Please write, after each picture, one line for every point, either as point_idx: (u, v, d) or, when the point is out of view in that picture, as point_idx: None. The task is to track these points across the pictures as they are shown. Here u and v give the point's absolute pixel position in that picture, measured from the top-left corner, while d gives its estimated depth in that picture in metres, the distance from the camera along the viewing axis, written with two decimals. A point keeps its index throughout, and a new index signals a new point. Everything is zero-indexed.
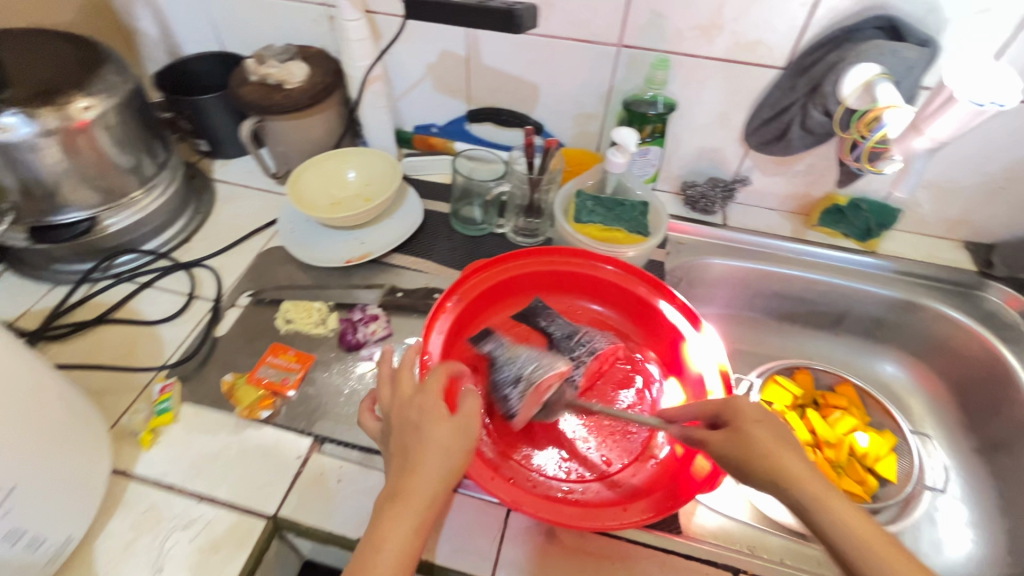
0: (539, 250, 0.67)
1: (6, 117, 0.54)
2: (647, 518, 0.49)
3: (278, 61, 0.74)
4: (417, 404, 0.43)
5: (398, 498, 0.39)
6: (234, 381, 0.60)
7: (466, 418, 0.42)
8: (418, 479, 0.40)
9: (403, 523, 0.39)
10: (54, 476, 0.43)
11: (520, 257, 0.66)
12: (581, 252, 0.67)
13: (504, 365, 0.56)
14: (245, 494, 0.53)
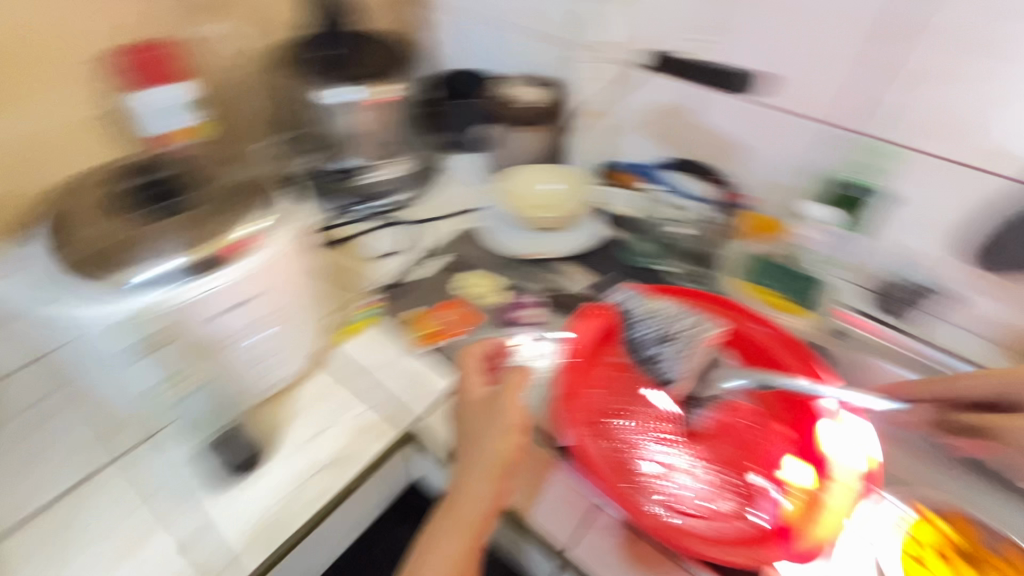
0: (697, 292, 0.72)
1: (343, 88, 0.77)
2: (724, 554, 0.51)
3: (520, 83, 0.90)
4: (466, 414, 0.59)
5: (451, 504, 0.53)
6: (413, 315, 0.74)
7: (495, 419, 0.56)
8: (465, 473, 0.54)
9: (458, 508, 0.52)
10: (292, 328, 0.60)
11: (678, 294, 0.72)
12: (737, 306, 0.70)
13: (646, 324, 0.68)
14: (395, 401, 0.65)
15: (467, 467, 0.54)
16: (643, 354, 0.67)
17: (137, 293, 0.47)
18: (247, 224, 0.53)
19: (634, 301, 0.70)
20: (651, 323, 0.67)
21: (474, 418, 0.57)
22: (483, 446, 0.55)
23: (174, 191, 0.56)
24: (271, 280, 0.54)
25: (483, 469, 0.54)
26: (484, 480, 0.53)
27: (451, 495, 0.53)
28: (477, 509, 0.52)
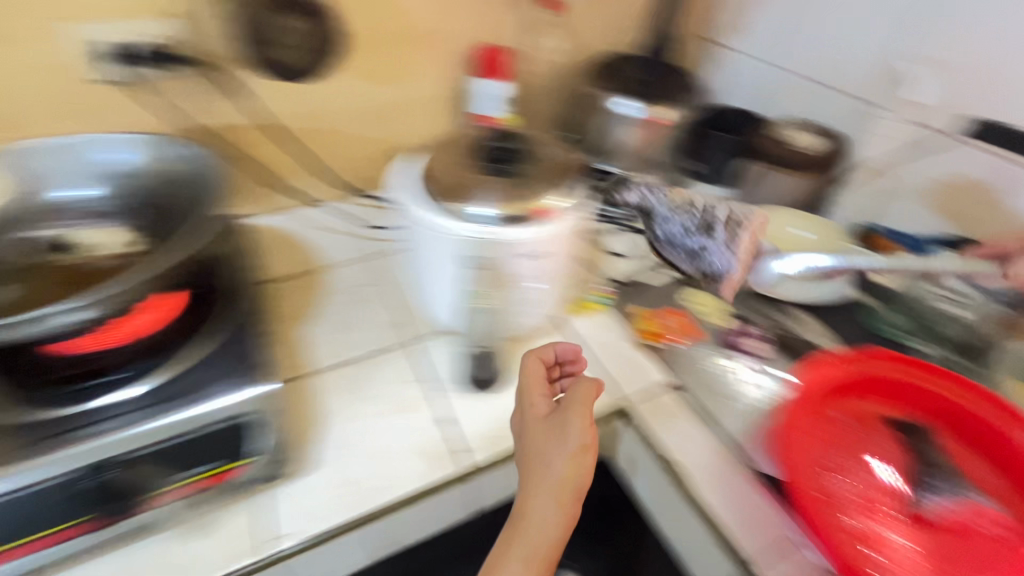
0: (956, 377, 0.66)
1: (632, 105, 0.89)
2: None
3: (798, 129, 0.91)
4: (529, 431, 0.60)
5: (518, 524, 0.55)
6: (640, 313, 0.80)
7: (573, 448, 0.57)
8: (539, 493, 0.55)
9: (530, 529, 0.54)
10: (554, 288, 0.71)
11: (930, 372, 0.67)
12: (1008, 408, 0.63)
13: (664, 207, 0.86)
14: (613, 378, 0.72)
15: (534, 486, 0.56)
16: (686, 243, 0.84)
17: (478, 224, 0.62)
18: (558, 197, 0.64)
19: (652, 193, 0.88)
20: (707, 232, 0.83)
21: (540, 435, 0.59)
22: (558, 470, 0.56)
23: (519, 160, 0.70)
24: (556, 245, 0.65)
25: (557, 493, 0.55)
26: (554, 504, 0.55)
27: (520, 513, 0.55)
28: (549, 535, 0.54)
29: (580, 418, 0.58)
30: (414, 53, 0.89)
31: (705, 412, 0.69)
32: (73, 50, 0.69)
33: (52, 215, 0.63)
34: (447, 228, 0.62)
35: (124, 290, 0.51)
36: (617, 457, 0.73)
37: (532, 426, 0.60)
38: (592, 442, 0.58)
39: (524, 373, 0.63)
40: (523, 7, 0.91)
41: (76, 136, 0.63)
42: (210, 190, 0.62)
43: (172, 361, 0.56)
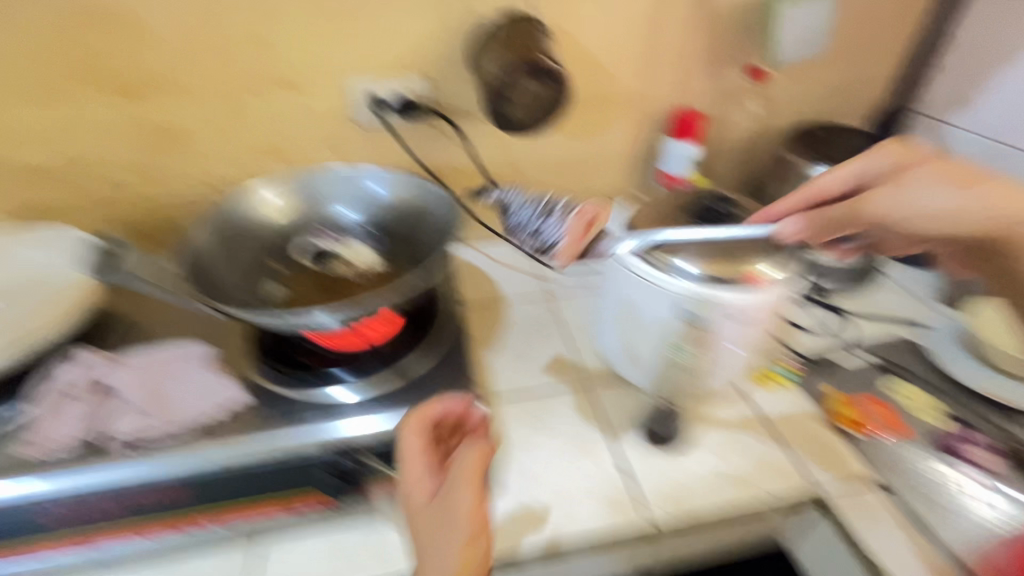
0: None
1: (833, 171, 0.84)
2: None
3: None
4: (413, 515, 0.47)
5: None
6: (838, 397, 0.73)
7: (457, 527, 0.44)
8: None
9: None
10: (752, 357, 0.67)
11: None
12: None
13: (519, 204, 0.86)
14: (808, 463, 0.67)
15: None
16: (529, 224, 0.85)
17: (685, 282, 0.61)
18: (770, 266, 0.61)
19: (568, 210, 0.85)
20: (537, 211, 0.83)
21: (422, 519, 0.46)
22: (444, 559, 0.42)
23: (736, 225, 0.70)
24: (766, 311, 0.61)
25: None
26: None
27: None
28: None
29: (466, 484, 0.46)
30: (613, 110, 0.94)
31: (923, 523, 0.61)
32: (344, 98, 0.84)
33: (319, 231, 0.73)
34: (654, 281, 0.62)
35: (395, 296, 0.60)
36: (802, 550, 0.69)
37: (411, 497, 0.47)
38: (486, 523, 0.45)
39: (404, 449, 0.49)
40: (726, 73, 0.93)
41: (348, 167, 0.75)
42: (447, 218, 0.70)
43: (403, 371, 0.64)
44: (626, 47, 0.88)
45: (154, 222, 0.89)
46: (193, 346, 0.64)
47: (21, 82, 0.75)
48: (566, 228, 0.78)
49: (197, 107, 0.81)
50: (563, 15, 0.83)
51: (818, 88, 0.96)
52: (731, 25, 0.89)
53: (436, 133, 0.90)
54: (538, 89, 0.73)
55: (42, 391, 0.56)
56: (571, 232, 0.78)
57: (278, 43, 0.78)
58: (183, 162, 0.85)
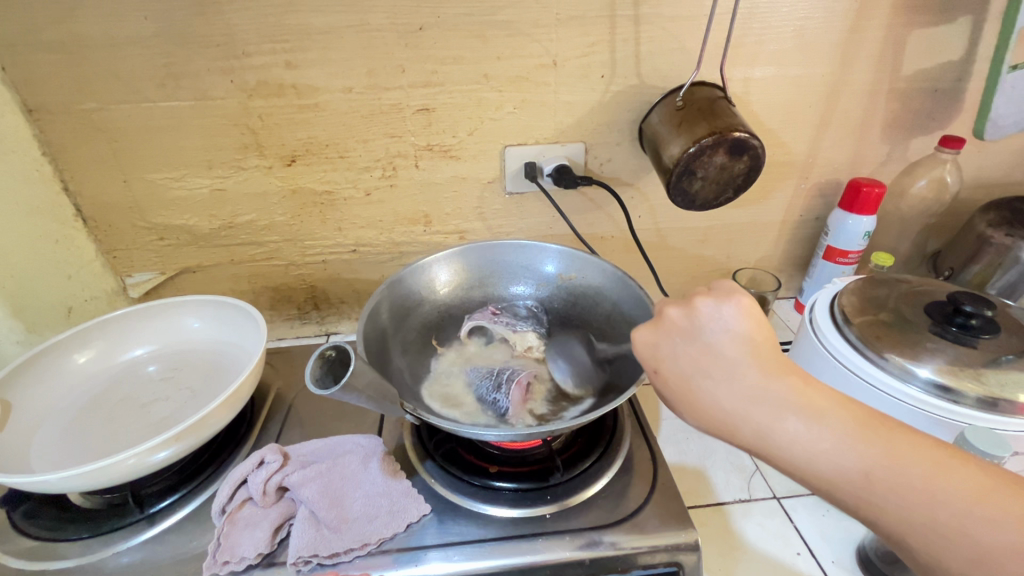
0: None
1: None
2: None
3: None
4: None
5: None
6: None
7: None
8: None
9: None
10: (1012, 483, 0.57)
11: None
12: None
13: (480, 379, 0.61)
14: None
15: None
16: (483, 399, 0.59)
17: (941, 397, 0.53)
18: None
19: (469, 371, 0.64)
20: (478, 369, 0.63)
21: None
22: None
23: (981, 330, 0.56)
24: None
25: None
26: None
27: None
28: None
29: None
30: (779, 178, 0.86)
31: None
32: (500, 165, 0.80)
33: (486, 308, 0.71)
34: (899, 394, 0.55)
35: (613, 407, 0.51)
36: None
37: None
38: None
39: None
40: (910, 139, 0.83)
41: (524, 242, 0.72)
42: (635, 312, 0.64)
43: (586, 484, 0.57)
44: (805, 112, 0.80)
45: (290, 283, 0.88)
46: (366, 439, 0.59)
47: (191, 152, 0.74)
48: (511, 400, 0.58)
49: (355, 175, 0.79)
50: (741, 80, 0.76)
51: (1016, 155, 0.85)
52: (924, 86, 0.79)
53: (588, 201, 0.85)
54: (725, 162, 0.67)
55: (223, 491, 0.52)
56: (519, 406, 0.58)
57: (443, 113, 0.75)
58: (332, 227, 0.83)
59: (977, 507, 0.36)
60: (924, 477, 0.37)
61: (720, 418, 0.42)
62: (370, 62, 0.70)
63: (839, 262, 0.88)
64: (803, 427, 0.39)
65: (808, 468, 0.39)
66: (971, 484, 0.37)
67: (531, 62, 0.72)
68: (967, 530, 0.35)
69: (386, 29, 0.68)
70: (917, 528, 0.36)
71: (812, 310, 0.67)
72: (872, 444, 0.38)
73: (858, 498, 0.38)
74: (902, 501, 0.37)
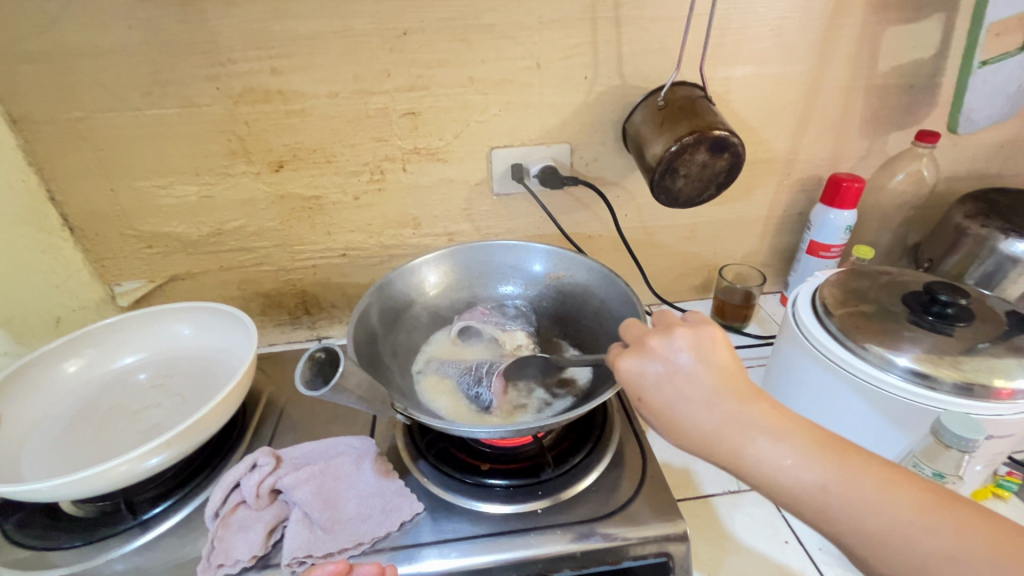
0: None
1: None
2: None
3: None
4: None
5: None
6: None
7: None
8: None
9: None
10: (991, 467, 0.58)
11: None
12: None
13: (460, 373, 0.62)
14: None
15: None
16: (469, 393, 0.60)
17: (924, 386, 0.54)
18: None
19: (447, 366, 0.64)
20: (457, 364, 0.64)
21: None
22: None
23: (958, 318, 0.58)
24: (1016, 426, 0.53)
25: None
26: None
27: None
28: None
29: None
30: (761, 175, 0.88)
31: None
32: (487, 167, 0.81)
33: (475, 308, 0.71)
34: (883, 383, 0.56)
35: (602, 401, 0.53)
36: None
37: None
38: None
39: None
40: (887, 134, 0.85)
41: (511, 243, 0.73)
42: (622, 308, 0.66)
43: (578, 478, 0.58)
44: (785, 109, 0.82)
45: (282, 288, 0.88)
46: (357, 441, 0.60)
47: (178, 159, 0.75)
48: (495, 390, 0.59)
49: (343, 180, 0.79)
50: (721, 79, 0.78)
51: (991, 148, 0.88)
52: (899, 83, 0.81)
53: (575, 201, 0.86)
54: (707, 160, 0.68)
55: (215, 495, 0.53)
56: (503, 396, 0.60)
57: (430, 116, 0.76)
58: (322, 231, 0.84)
59: (924, 519, 0.37)
60: (876, 492, 0.39)
61: (693, 438, 0.44)
62: (356, 67, 0.71)
63: (822, 255, 0.89)
64: (762, 444, 0.41)
65: (773, 485, 0.41)
66: (920, 500, 0.38)
67: (515, 64, 0.73)
68: (915, 543, 0.37)
69: (371, 34, 0.69)
70: (878, 539, 0.38)
71: (794, 303, 0.68)
72: (828, 461, 0.40)
73: (815, 512, 0.40)
74: (853, 516, 0.38)
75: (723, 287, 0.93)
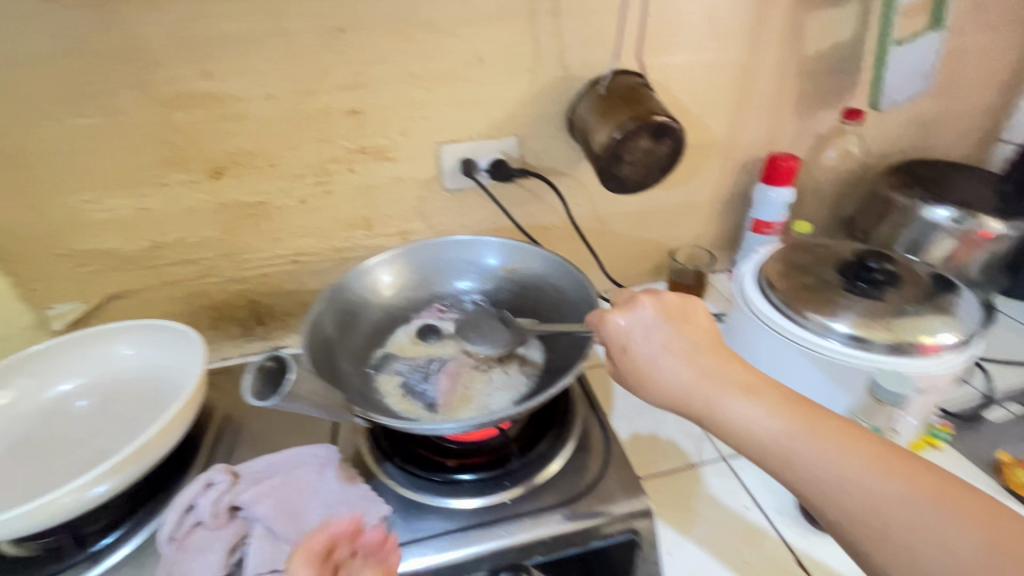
0: None
1: (945, 209, 0.83)
2: None
3: None
4: None
5: None
6: (1006, 458, 0.67)
7: None
8: None
9: None
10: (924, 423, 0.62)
11: None
12: None
13: (415, 373, 0.63)
14: None
15: None
16: (420, 393, 0.61)
17: (865, 349, 0.58)
18: (949, 329, 0.58)
19: (403, 366, 0.65)
20: (411, 364, 0.65)
21: None
22: None
23: (886, 284, 0.62)
24: (943, 380, 0.57)
25: None
26: None
27: None
28: None
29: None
30: (705, 158, 0.91)
31: None
32: (435, 163, 0.81)
33: (433, 307, 0.71)
34: (827, 351, 0.59)
35: (560, 389, 0.53)
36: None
37: None
38: None
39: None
40: (818, 115, 0.90)
41: (462, 238, 0.73)
42: (579, 297, 0.67)
43: (543, 466, 0.58)
44: (722, 94, 0.84)
45: (231, 300, 0.85)
46: (318, 449, 0.59)
47: (108, 171, 0.70)
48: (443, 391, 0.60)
49: (287, 184, 0.77)
50: (661, 67, 0.80)
51: (910, 124, 0.94)
52: (826, 65, 0.85)
53: (527, 193, 0.86)
54: (650, 146, 0.70)
55: (169, 519, 0.51)
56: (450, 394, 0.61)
57: (373, 114, 0.74)
58: (270, 238, 0.81)
59: (877, 464, 0.40)
60: (838, 445, 0.41)
61: (670, 391, 0.48)
62: (293, 67, 0.69)
63: (765, 233, 0.93)
64: (732, 396, 0.45)
65: (743, 434, 0.44)
66: (874, 447, 0.41)
67: (456, 59, 0.73)
68: (869, 486, 0.39)
69: (306, 33, 0.67)
70: (834, 488, 0.40)
71: (740, 279, 0.71)
72: (794, 415, 0.43)
73: (778, 462, 0.43)
74: (812, 463, 0.41)
75: (676, 268, 0.96)
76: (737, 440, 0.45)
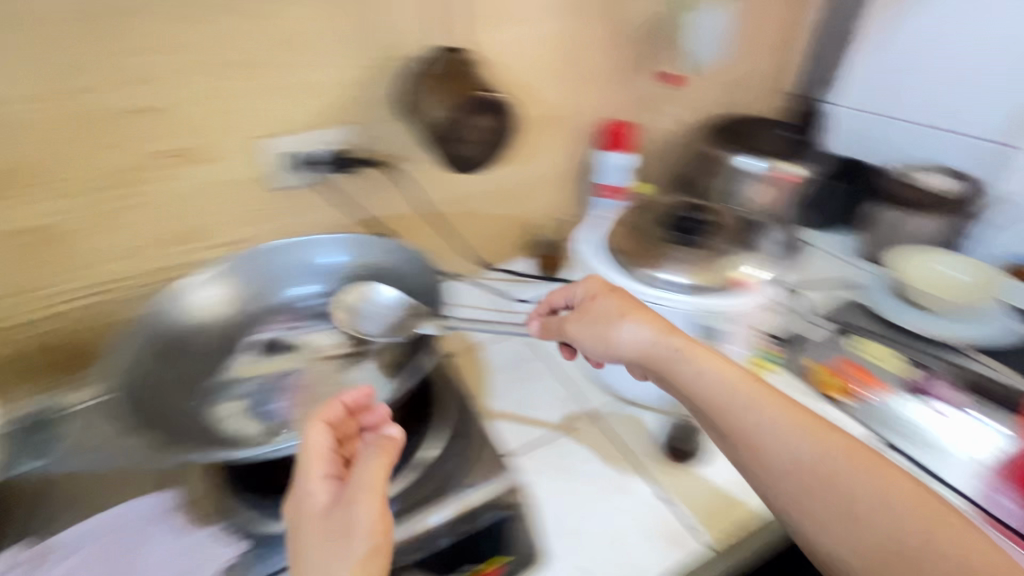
0: None
1: (753, 160, 0.94)
2: None
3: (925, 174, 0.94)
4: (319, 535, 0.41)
5: None
6: (818, 368, 0.78)
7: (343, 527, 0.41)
8: None
9: None
10: None
11: None
12: None
13: (260, 391, 0.60)
14: None
15: None
16: (269, 409, 0.57)
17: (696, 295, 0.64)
18: (755, 269, 0.66)
19: (245, 386, 0.60)
20: (255, 381, 0.61)
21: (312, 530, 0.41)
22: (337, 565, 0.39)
23: (699, 229, 0.70)
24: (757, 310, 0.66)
25: None
26: None
27: None
28: None
29: (366, 495, 0.42)
30: (549, 130, 0.93)
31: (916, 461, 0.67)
32: (262, 160, 0.73)
33: (272, 318, 0.67)
34: (666, 301, 0.65)
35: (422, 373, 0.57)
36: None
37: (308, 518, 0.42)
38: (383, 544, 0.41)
39: (309, 447, 0.46)
40: (644, 81, 0.95)
41: (292, 240, 0.68)
42: (422, 283, 0.70)
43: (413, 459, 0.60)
44: (553, 67, 0.86)
45: (18, 352, 0.69)
46: (159, 497, 0.56)
47: None
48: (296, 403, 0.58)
49: (73, 200, 0.65)
50: (490, 42, 0.79)
51: (722, 85, 1.04)
52: (644, 32, 0.91)
53: (373, 182, 0.82)
54: (478, 120, 0.77)
55: None
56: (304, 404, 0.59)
57: (172, 110, 0.65)
58: (62, 268, 0.68)
59: (804, 424, 0.50)
60: (775, 407, 0.52)
61: (634, 339, 0.60)
62: (50, 59, 0.57)
63: (615, 197, 0.97)
64: (693, 356, 0.57)
65: (699, 388, 0.55)
66: (800, 412, 0.51)
67: (263, 42, 0.66)
68: (798, 441, 0.49)
69: (59, 16, 0.56)
70: (769, 439, 0.50)
71: (581, 247, 0.74)
72: (744, 379, 0.54)
73: (727, 415, 0.53)
74: (752, 416, 0.52)
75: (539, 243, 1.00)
76: (693, 392, 0.56)
